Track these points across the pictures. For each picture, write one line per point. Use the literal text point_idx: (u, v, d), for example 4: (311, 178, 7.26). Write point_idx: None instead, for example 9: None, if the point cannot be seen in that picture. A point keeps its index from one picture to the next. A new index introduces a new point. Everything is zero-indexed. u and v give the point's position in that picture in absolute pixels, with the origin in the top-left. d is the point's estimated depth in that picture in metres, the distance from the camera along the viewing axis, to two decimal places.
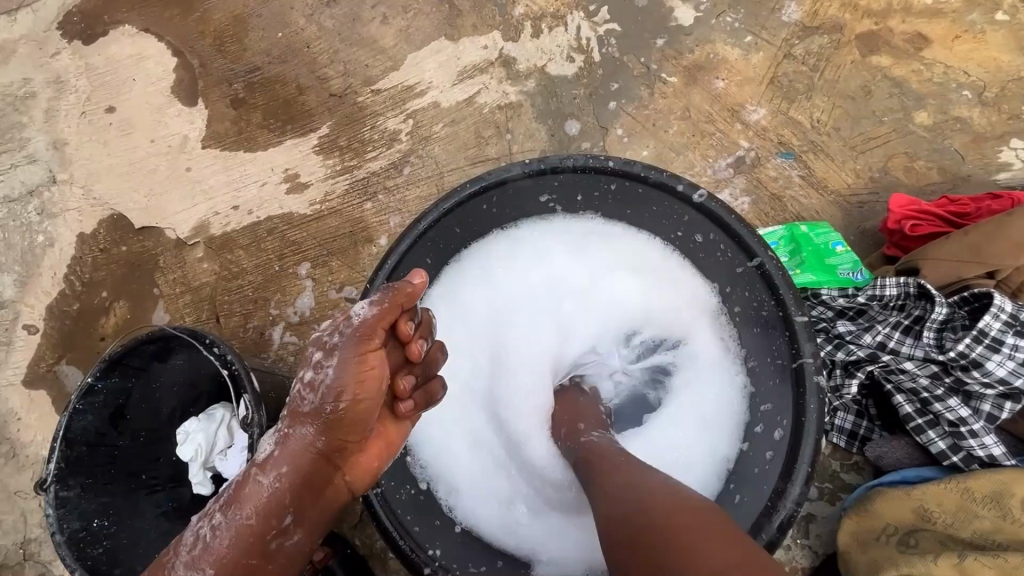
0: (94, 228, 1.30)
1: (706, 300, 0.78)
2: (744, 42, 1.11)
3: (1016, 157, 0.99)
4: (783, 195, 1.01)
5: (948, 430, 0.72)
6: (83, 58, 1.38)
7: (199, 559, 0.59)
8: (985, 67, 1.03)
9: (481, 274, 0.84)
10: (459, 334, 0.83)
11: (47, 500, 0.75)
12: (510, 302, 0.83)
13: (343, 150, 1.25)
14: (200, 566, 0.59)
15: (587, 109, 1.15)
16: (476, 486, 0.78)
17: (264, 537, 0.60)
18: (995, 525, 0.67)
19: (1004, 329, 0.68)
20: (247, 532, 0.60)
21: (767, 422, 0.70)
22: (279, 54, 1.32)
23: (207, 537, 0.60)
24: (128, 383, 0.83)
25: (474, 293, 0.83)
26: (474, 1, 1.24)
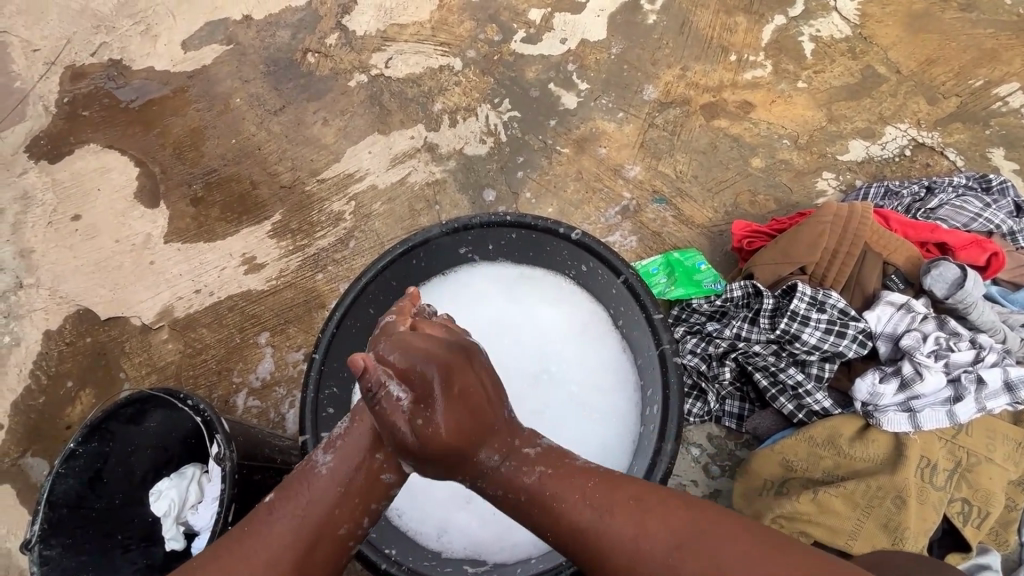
0: (60, 323, 1.40)
1: (604, 317, 1.00)
2: (617, 117, 1.40)
3: (828, 185, 1.28)
4: (661, 232, 1.28)
5: (792, 394, 0.91)
6: (50, 174, 1.53)
7: (334, 443, 0.71)
8: (797, 121, 1.34)
9: None
10: None
11: (32, 558, 0.85)
12: None
13: (294, 232, 1.43)
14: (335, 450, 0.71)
15: (500, 179, 1.39)
16: (433, 495, 0.91)
17: (367, 452, 0.70)
18: (836, 462, 0.84)
19: (810, 307, 0.90)
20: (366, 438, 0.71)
21: (650, 402, 0.86)
22: (233, 156, 1.52)
23: (332, 436, 0.72)
24: (106, 447, 0.93)
25: None
26: (400, 102, 1.50)
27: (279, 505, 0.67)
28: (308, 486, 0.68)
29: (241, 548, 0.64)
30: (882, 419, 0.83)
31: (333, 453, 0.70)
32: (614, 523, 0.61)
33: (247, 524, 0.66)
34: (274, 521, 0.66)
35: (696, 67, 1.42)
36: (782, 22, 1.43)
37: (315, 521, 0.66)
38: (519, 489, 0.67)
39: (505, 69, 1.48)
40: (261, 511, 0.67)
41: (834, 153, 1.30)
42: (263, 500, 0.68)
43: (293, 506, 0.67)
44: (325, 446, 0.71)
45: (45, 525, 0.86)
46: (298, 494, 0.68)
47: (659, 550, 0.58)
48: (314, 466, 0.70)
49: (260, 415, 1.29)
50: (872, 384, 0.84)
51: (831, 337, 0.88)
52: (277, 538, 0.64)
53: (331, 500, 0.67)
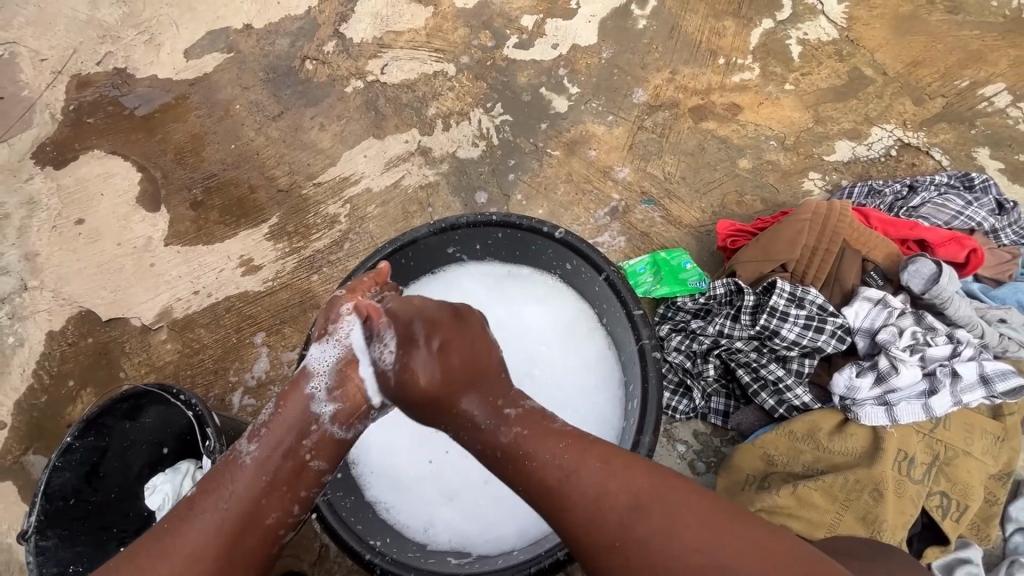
0: (63, 324, 1.43)
1: (589, 315, 1.01)
2: (607, 120, 1.42)
3: (815, 185, 1.29)
4: (649, 232, 1.29)
5: (773, 389, 0.92)
6: (55, 180, 1.57)
7: (260, 432, 0.70)
8: (784, 123, 1.36)
9: None
10: None
11: (29, 549, 0.87)
12: None
13: (290, 235, 1.46)
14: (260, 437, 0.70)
15: (492, 181, 1.42)
16: (420, 490, 0.93)
17: (295, 439, 0.70)
18: (815, 456, 0.85)
19: (789, 304, 0.91)
20: (291, 426, 0.70)
21: (632, 397, 0.87)
22: (232, 161, 1.55)
23: (257, 424, 0.71)
24: (103, 442, 0.95)
25: None
26: (395, 107, 1.53)
27: (200, 501, 0.66)
28: (230, 478, 0.67)
29: (166, 546, 0.63)
30: (859, 413, 0.84)
31: (256, 443, 0.70)
32: (580, 481, 0.62)
33: (168, 523, 0.65)
34: (194, 518, 0.64)
35: (685, 71, 1.44)
36: (770, 26, 1.45)
37: (239, 512, 0.65)
38: (496, 443, 0.68)
39: (498, 74, 1.51)
40: (183, 509, 0.66)
41: (821, 154, 1.32)
42: (186, 495, 0.67)
43: (217, 499, 0.66)
44: (249, 435, 0.71)
45: (42, 516, 0.88)
46: (222, 488, 0.67)
47: (621, 505, 0.60)
48: (237, 457, 0.69)
49: (255, 413, 1.32)
50: (849, 378, 0.85)
51: (810, 332, 0.90)
52: (198, 534, 0.63)
53: (256, 489, 0.67)
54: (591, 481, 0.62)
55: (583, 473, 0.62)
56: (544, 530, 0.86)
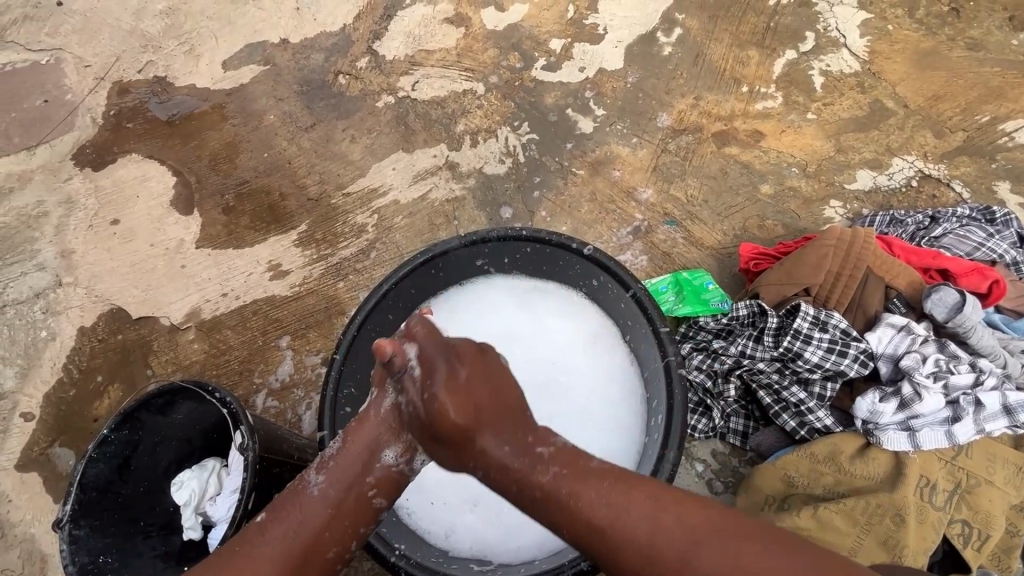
0: (94, 321, 1.47)
1: (612, 332, 1.04)
2: (631, 142, 1.46)
3: (836, 213, 1.32)
4: (671, 252, 1.32)
5: (794, 411, 0.93)
6: (94, 181, 1.63)
7: (328, 463, 0.74)
8: (805, 151, 1.38)
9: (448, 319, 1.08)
10: None
11: (62, 537, 0.89)
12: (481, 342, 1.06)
13: (319, 242, 1.50)
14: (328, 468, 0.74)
15: (517, 198, 1.45)
16: (443, 496, 0.94)
17: (359, 473, 0.74)
18: (836, 479, 0.86)
19: (812, 327, 0.93)
20: (363, 454, 0.75)
21: (655, 413, 0.89)
22: (265, 169, 1.60)
23: (326, 457, 0.75)
24: (136, 436, 0.98)
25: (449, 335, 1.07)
26: (424, 122, 1.58)
27: (268, 528, 0.70)
28: (298, 508, 0.71)
29: (235, 566, 0.67)
30: (882, 437, 0.85)
31: (325, 474, 0.74)
32: (628, 513, 0.63)
33: (240, 545, 0.69)
34: (266, 541, 0.69)
35: (709, 97, 1.48)
36: (793, 56, 1.49)
37: (306, 540, 0.69)
38: (533, 486, 0.68)
39: (525, 94, 1.56)
40: (253, 532, 0.70)
41: (842, 182, 1.34)
42: (253, 521, 0.71)
43: (284, 524, 0.70)
44: (317, 467, 0.75)
45: (76, 506, 0.91)
46: (286, 517, 0.70)
47: (674, 535, 0.61)
48: (305, 487, 0.73)
49: (277, 415, 1.34)
50: (872, 402, 0.86)
51: (833, 356, 0.91)
52: (269, 559, 0.67)
53: (321, 521, 0.71)
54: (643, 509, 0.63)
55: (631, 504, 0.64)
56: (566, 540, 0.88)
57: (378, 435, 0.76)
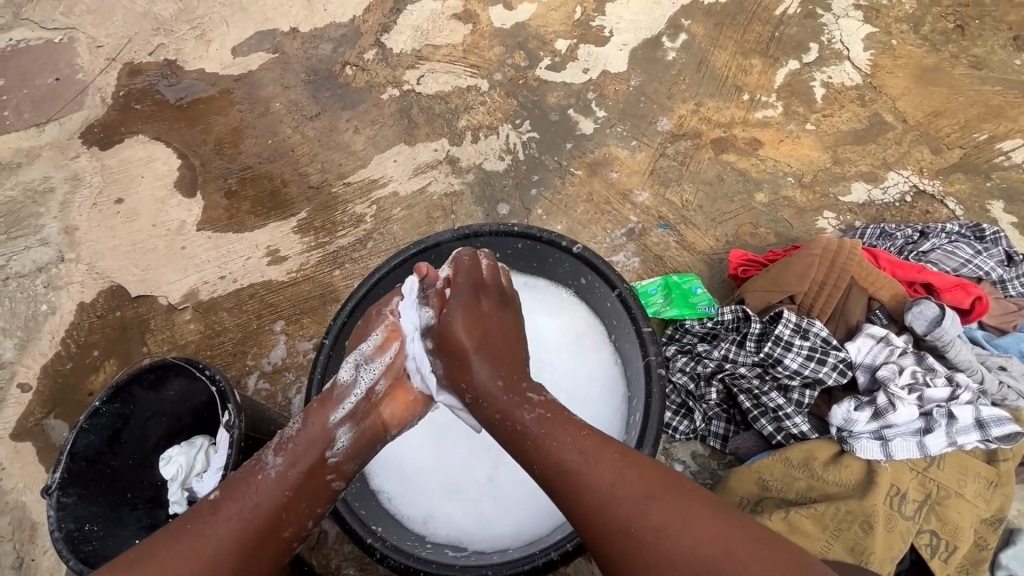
0: (94, 297, 1.49)
1: (597, 330, 1.05)
2: (630, 145, 1.47)
3: (829, 224, 1.32)
4: (663, 255, 1.33)
5: (773, 416, 0.95)
6: (100, 160, 1.65)
7: (285, 444, 0.76)
8: (802, 161, 1.39)
9: None
10: None
11: (50, 504, 0.91)
12: None
13: (317, 230, 1.51)
14: (285, 449, 0.75)
15: (514, 195, 1.47)
16: (423, 483, 0.96)
17: (316, 456, 0.75)
18: (809, 484, 0.87)
19: (794, 334, 0.94)
20: (318, 437, 0.76)
21: (634, 411, 0.91)
22: (268, 155, 1.62)
23: (283, 440, 0.77)
24: (127, 409, 1.00)
25: None
26: (427, 116, 1.60)
27: (222, 506, 0.70)
28: (255, 489, 0.71)
29: (186, 544, 0.66)
30: (855, 445, 0.86)
31: (282, 457, 0.75)
32: (597, 470, 0.66)
33: (191, 524, 0.68)
34: (220, 520, 0.69)
35: (710, 104, 1.49)
36: (796, 67, 1.50)
37: (262, 519, 0.70)
38: (516, 422, 0.73)
39: (528, 93, 1.57)
40: (206, 511, 0.70)
41: (837, 194, 1.35)
42: (208, 498, 0.71)
43: (240, 502, 0.70)
44: (274, 449, 0.75)
45: (66, 474, 0.92)
46: (243, 495, 0.71)
47: (635, 494, 0.63)
48: (262, 469, 0.73)
49: (268, 397, 1.37)
50: (847, 411, 0.87)
51: (813, 363, 0.92)
52: (224, 536, 0.67)
53: (277, 501, 0.71)
54: (611, 471, 0.66)
55: (602, 466, 0.66)
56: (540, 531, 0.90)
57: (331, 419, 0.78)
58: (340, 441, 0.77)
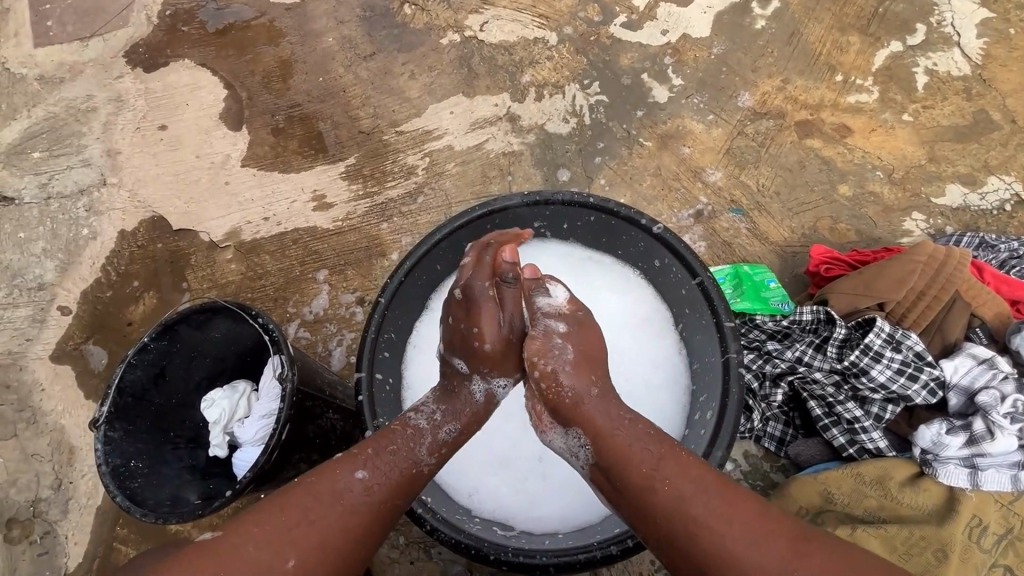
0: (135, 226, 1.46)
1: (663, 316, 0.99)
2: (706, 119, 1.37)
3: (916, 226, 1.23)
4: (732, 242, 1.25)
5: (846, 427, 0.89)
6: (144, 82, 1.58)
7: (436, 442, 0.78)
8: (894, 154, 1.29)
9: None
10: None
11: (98, 437, 0.90)
12: None
13: (366, 178, 1.45)
14: (434, 448, 0.77)
15: (577, 161, 1.38)
16: (470, 454, 0.94)
17: (453, 459, 0.82)
18: (879, 503, 0.83)
19: (884, 345, 0.88)
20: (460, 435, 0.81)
21: (703, 408, 0.86)
22: (317, 94, 1.54)
23: (438, 440, 0.78)
24: (173, 348, 0.97)
25: None
26: (489, 67, 1.50)
27: (377, 489, 0.70)
28: (406, 480, 0.73)
29: (345, 518, 0.67)
30: (939, 470, 0.81)
31: (436, 458, 0.77)
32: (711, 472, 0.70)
33: (347, 498, 0.68)
34: (374, 502, 0.70)
35: (798, 82, 1.37)
36: (898, 49, 1.37)
37: (407, 504, 0.74)
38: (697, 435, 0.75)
39: (600, 51, 1.46)
40: (356, 486, 0.69)
41: (928, 195, 1.25)
42: (361, 476, 0.70)
43: (391, 487, 0.72)
44: (428, 446, 0.77)
45: (114, 408, 0.91)
46: (396, 481, 0.72)
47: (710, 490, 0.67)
48: (416, 461, 0.75)
49: (307, 346, 1.34)
50: (936, 434, 0.82)
51: (902, 379, 0.86)
52: (377, 518, 0.69)
53: (420, 491, 0.75)
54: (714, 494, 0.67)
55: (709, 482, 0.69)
56: (589, 517, 0.88)
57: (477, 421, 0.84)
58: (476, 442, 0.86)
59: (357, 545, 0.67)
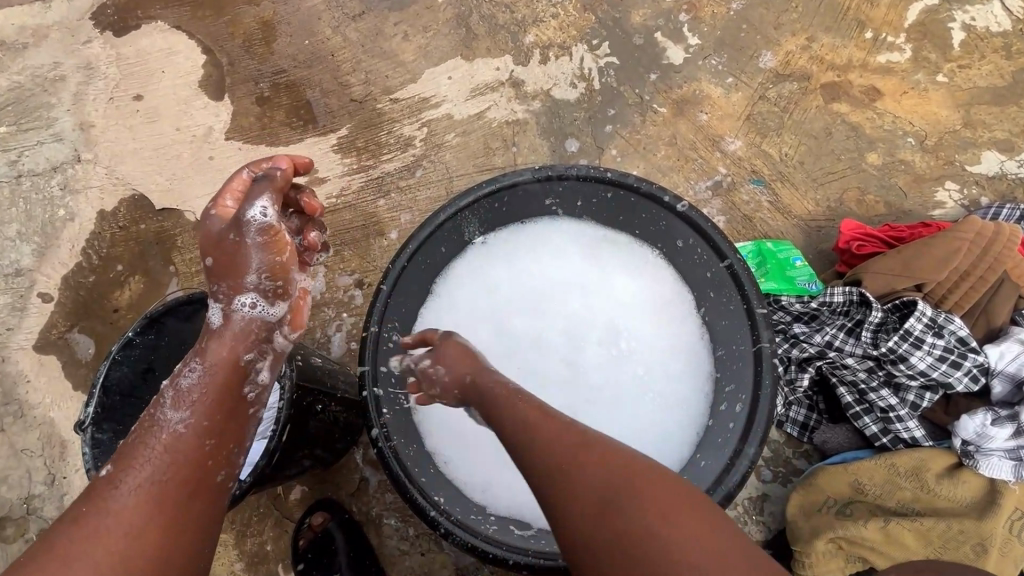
0: (115, 206, 1.37)
1: (684, 301, 0.93)
2: (725, 82, 1.27)
3: (948, 197, 1.16)
4: (753, 216, 1.18)
5: (880, 416, 0.85)
6: (115, 48, 1.46)
7: (183, 396, 0.66)
8: (927, 119, 1.20)
9: (505, 256, 0.97)
10: (490, 307, 0.96)
11: (84, 440, 0.83)
12: (540, 289, 0.97)
13: (360, 151, 1.35)
14: (187, 400, 0.66)
15: (586, 130, 1.29)
16: (481, 449, 0.89)
17: (233, 394, 0.69)
18: (915, 495, 0.80)
19: (926, 330, 0.82)
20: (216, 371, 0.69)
21: (730, 399, 0.80)
22: (304, 59, 1.43)
23: (181, 390, 0.67)
24: (161, 342, 0.90)
25: (503, 274, 0.97)
26: (489, 27, 1.38)
27: (123, 478, 0.61)
28: (165, 450, 0.64)
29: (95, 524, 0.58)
30: (981, 462, 0.77)
31: (186, 410, 0.66)
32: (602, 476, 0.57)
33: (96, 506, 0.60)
34: (121, 492, 0.61)
35: (825, 40, 1.27)
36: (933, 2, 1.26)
37: (186, 474, 0.64)
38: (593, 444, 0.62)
39: (610, 8, 1.34)
40: (104, 488, 0.62)
41: (963, 163, 1.17)
42: (100, 476, 0.63)
43: (147, 461, 0.63)
44: (172, 403, 0.67)
45: (99, 409, 0.84)
46: (150, 458, 0.63)
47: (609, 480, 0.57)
48: (166, 426, 0.65)
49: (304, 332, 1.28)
50: (981, 425, 0.77)
51: (943, 366, 0.81)
52: (136, 506, 0.60)
53: (192, 451, 0.65)
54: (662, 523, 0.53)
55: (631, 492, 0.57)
56: None
57: (236, 351, 0.70)
58: (261, 374, 0.72)
59: (128, 543, 0.58)
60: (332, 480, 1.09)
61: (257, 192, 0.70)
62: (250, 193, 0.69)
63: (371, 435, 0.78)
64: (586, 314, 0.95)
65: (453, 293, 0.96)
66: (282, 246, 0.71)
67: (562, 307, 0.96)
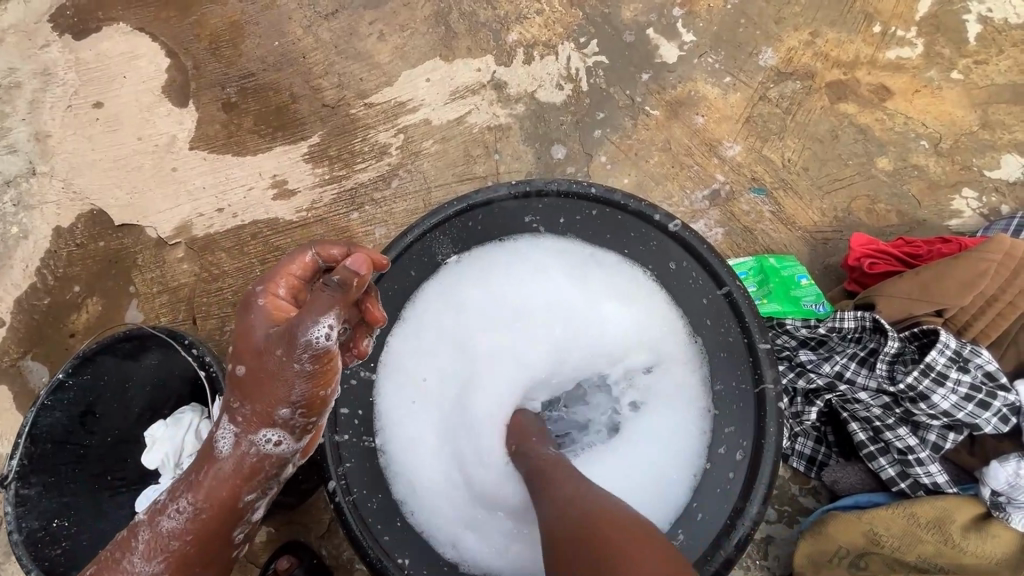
0: (72, 222, 1.28)
1: (681, 328, 0.82)
2: (723, 82, 1.18)
3: (965, 206, 1.07)
4: (754, 228, 1.09)
5: (897, 457, 0.76)
6: (72, 52, 1.37)
7: (157, 542, 0.65)
8: (942, 120, 1.11)
9: (479, 278, 0.87)
10: (461, 336, 0.85)
11: (9, 496, 0.76)
12: (518, 314, 0.86)
13: (332, 160, 1.26)
14: (158, 547, 0.65)
15: (574, 135, 1.20)
16: (454, 496, 0.80)
17: (221, 539, 0.66)
18: (937, 549, 0.72)
19: (949, 364, 0.73)
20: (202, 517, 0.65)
21: (729, 444, 0.73)
22: (273, 62, 1.33)
23: (163, 530, 0.65)
24: (99, 382, 0.82)
25: (476, 297, 0.86)
26: (470, 24, 1.29)
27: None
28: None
29: None
30: (1013, 515, 0.70)
31: (157, 558, 0.65)
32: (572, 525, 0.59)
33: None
34: None
35: (831, 34, 1.17)
36: None
37: None
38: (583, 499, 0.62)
39: (599, 2, 1.25)
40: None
41: (981, 167, 1.08)
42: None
43: None
44: (146, 549, 0.65)
45: (24, 460, 0.77)
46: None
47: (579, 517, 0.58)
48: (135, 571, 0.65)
49: None
50: (1013, 474, 0.69)
51: (968, 405, 0.73)
52: None
53: None
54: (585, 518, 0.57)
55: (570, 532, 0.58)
56: None
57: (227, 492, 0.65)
58: (255, 514, 0.68)
59: None
60: (301, 521, 1.01)
61: (319, 309, 0.55)
62: (312, 308, 0.55)
63: (327, 489, 0.71)
64: (570, 343, 0.85)
65: (421, 317, 0.85)
66: (330, 374, 0.61)
67: (544, 335, 0.85)
